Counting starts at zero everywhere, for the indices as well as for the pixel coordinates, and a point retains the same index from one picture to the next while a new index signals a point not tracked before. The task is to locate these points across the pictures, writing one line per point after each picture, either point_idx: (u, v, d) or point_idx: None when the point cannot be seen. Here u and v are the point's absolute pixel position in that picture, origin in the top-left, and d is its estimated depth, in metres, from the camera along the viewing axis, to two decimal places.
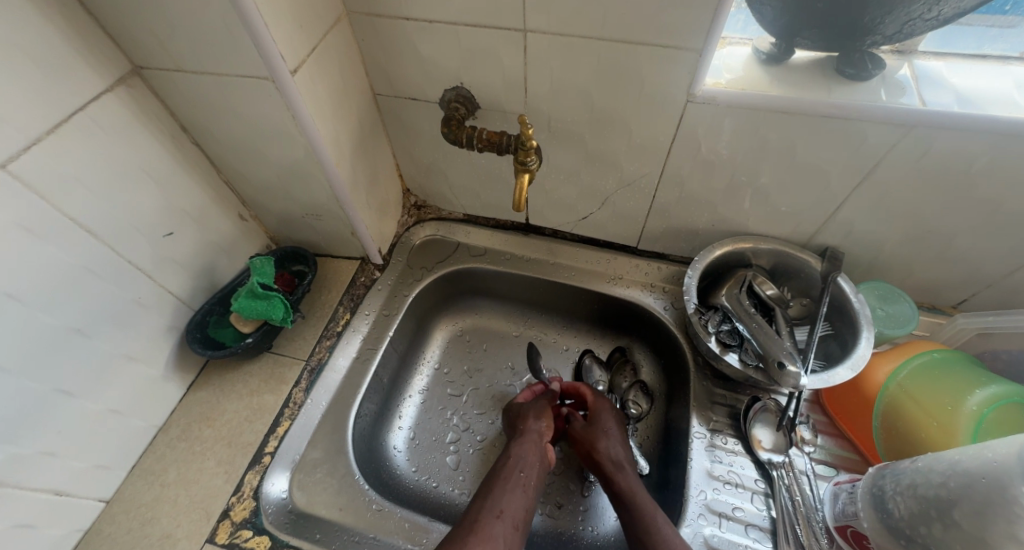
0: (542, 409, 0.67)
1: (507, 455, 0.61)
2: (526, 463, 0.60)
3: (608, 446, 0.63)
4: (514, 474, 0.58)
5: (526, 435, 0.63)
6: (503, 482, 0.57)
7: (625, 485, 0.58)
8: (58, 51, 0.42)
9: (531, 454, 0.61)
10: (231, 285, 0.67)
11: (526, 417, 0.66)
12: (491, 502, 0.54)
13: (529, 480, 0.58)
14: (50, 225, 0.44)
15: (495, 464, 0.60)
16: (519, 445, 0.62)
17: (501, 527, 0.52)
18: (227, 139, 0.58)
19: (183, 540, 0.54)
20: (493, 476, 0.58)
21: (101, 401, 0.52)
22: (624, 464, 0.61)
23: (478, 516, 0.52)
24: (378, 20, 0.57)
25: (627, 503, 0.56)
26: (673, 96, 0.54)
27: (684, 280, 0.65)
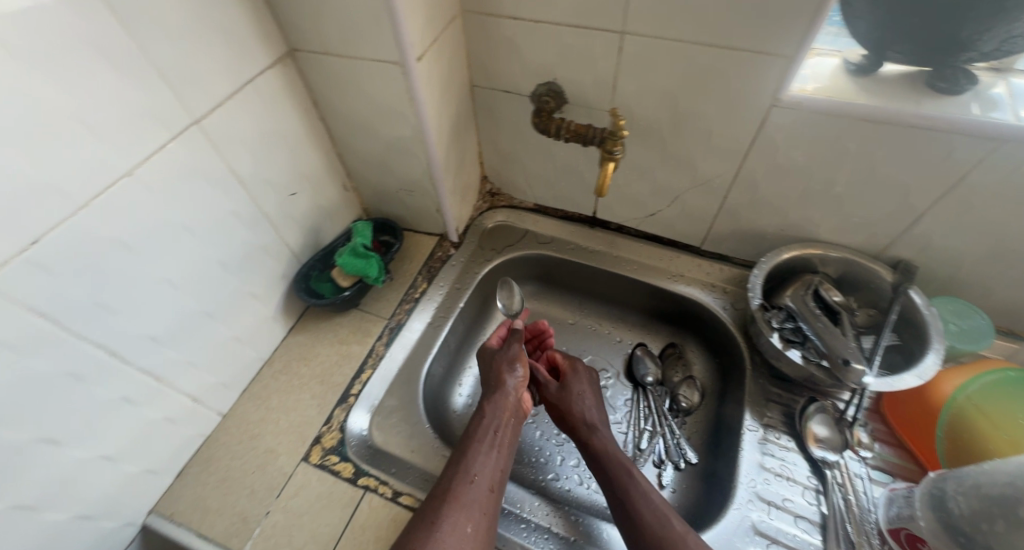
0: (516, 360, 0.67)
1: (480, 416, 0.61)
2: (498, 425, 0.60)
3: (583, 407, 0.67)
4: (486, 438, 0.59)
5: (497, 394, 0.63)
6: (478, 447, 0.57)
7: (602, 445, 0.62)
8: (242, 31, 0.51)
9: (504, 412, 0.62)
10: (330, 247, 0.76)
11: (498, 372, 0.66)
12: (467, 466, 0.55)
13: (502, 442, 0.59)
14: (219, 174, 0.53)
15: (469, 426, 0.61)
16: (493, 405, 0.62)
17: (477, 494, 0.53)
18: (349, 116, 0.66)
19: (283, 456, 0.62)
20: (466, 438, 0.59)
21: (231, 329, 0.62)
22: (600, 425, 0.65)
23: (452, 484, 0.53)
24: (487, 19, 0.64)
25: (605, 462, 0.60)
26: (759, 100, 0.58)
27: (750, 279, 0.67)
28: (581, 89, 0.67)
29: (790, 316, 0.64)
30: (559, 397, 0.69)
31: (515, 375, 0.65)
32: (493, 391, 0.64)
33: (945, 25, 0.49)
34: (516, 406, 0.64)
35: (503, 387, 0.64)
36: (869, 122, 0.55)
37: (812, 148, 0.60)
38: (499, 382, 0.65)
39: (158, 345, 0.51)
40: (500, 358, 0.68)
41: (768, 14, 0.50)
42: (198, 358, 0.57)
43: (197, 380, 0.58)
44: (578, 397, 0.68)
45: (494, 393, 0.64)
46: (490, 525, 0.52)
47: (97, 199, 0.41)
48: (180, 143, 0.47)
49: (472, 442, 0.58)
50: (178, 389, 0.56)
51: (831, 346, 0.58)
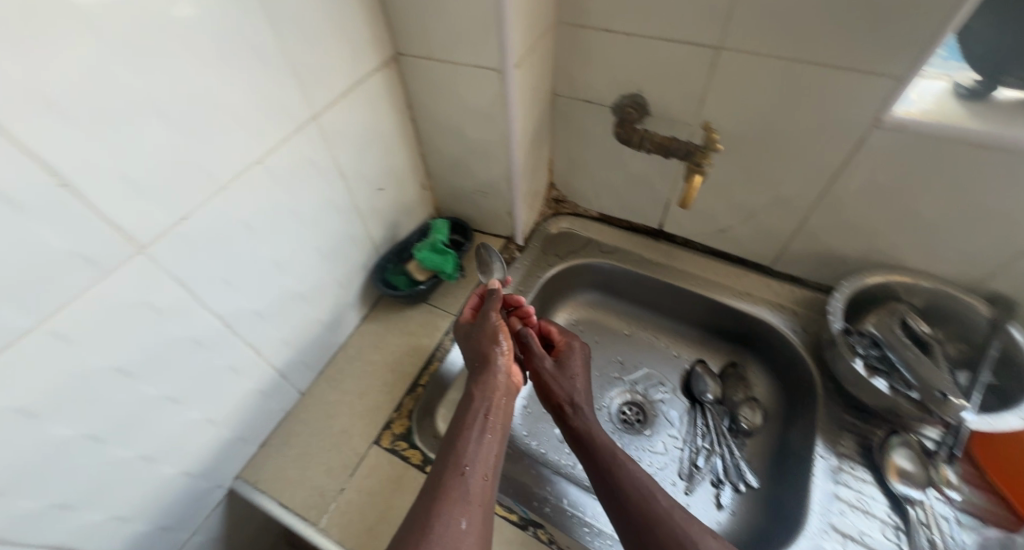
0: (500, 332, 0.63)
1: (468, 400, 0.57)
2: (489, 406, 0.56)
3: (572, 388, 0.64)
4: (474, 422, 0.55)
5: (485, 374, 0.59)
6: (470, 434, 0.53)
7: (588, 426, 0.60)
8: (361, 34, 0.55)
9: (494, 392, 0.58)
10: (406, 242, 0.79)
11: (484, 348, 0.62)
12: (460, 454, 0.51)
13: (494, 425, 0.55)
14: (325, 165, 0.57)
15: (457, 411, 0.57)
16: (481, 385, 0.58)
17: (469, 485, 0.49)
18: (439, 118, 0.69)
19: (356, 437, 0.65)
20: (455, 424, 0.55)
21: (317, 313, 0.65)
22: (585, 405, 0.62)
23: (443, 476, 0.49)
24: (581, 31, 0.66)
25: (593, 444, 0.58)
26: (859, 120, 0.57)
27: (830, 302, 0.66)
28: (666, 102, 0.68)
29: (875, 344, 0.64)
30: (543, 374, 0.66)
31: (502, 349, 0.61)
32: (480, 370, 0.60)
33: None
34: (508, 384, 0.60)
35: (491, 366, 0.60)
36: (980, 148, 0.53)
37: (912, 172, 0.58)
38: (487, 360, 0.61)
39: (261, 320, 0.55)
40: (482, 331, 0.64)
41: (882, 34, 0.49)
42: (290, 337, 0.61)
43: (286, 357, 0.62)
44: (563, 375, 0.65)
45: (482, 373, 0.60)
46: (487, 518, 0.48)
47: (233, 182, 0.44)
48: (300, 135, 0.51)
49: (462, 429, 0.54)
50: (271, 364, 0.60)
51: (925, 378, 0.58)
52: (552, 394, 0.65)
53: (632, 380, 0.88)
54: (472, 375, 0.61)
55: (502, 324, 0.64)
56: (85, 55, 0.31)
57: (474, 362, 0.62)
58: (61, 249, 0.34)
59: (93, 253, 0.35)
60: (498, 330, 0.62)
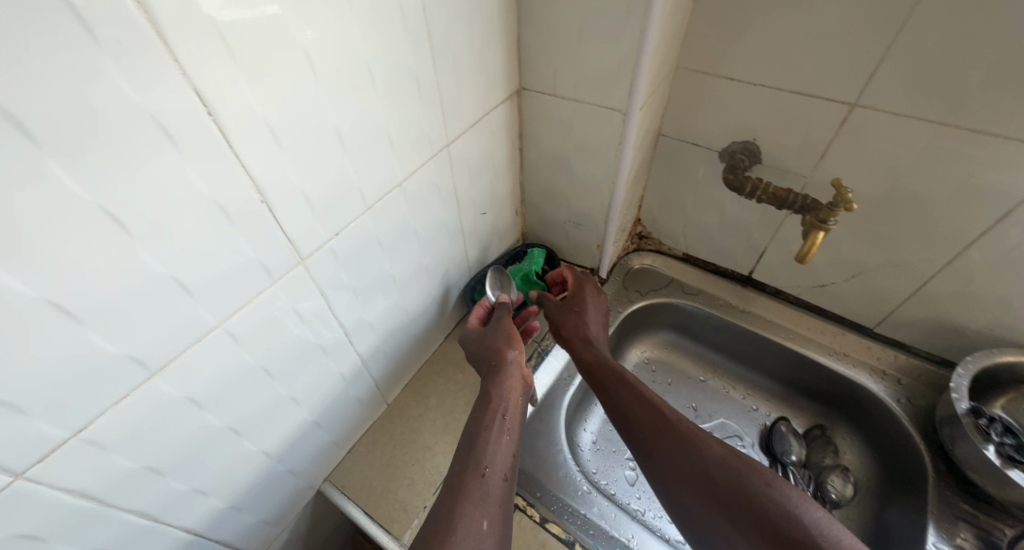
0: (511, 334, 0.62)
1: (483, 402, 0.55)
2: (506, 408, 0.54)
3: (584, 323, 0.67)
4: (490, 421, 0.52)
5: (500, 373, 0.58)
6: (488, 434, 0.50)
7: (594, 357, 0.63)
8: (498, 69, 0.58)
9: (511, 395, 0.55)
10: (495, 265, 0.82)
11: (496, 351, 0.61)
12: (480, 454, 0.48)
13: (512, 424, 0.53)
14: (447, 189, 0.59)
15: (472, 413, 0.54)
16: (496, 386, 0.56)
17: (489, 487, 0.46)
18: (548, 150, 0.71)
19: (439, 455, 0.65)
20: (472, 426, 0.52)
21: (413, 327, 0.67)
22: (593, 335, 0.66)
23: (462, 476, 0.46)
24: (702, 77, 0.66)
25: (601, 371, 0.61)
26: (1009, 189, 0.53)
27: (953, 378, 0.62)
28: (783, 151, 0.66)
29: (1009, 430, 0.58)
30: (555, 314, 0.70)
31: (512, 355, 0.59)
32: (495, 373, 0.58)
33: None
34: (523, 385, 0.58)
35: (506, 369, 0.58)
36: None
37: None
38: (500, 360, 0.59)
39: (371, 330, 0.57)
40: (489, 333, 0.64)
41: None
42: (389, 349, 0.63)
43: (383, 368, 0.64)
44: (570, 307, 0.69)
45: (499, 373, 0.58)
46: (507, 519, 0.45)
47: (378, 202, 0.47)
48: (434, 161, 0.54)
49: (480, 429, 0.51)
50: (371, 373, 0.62)
51: None
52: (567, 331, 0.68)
53: (708, 429, 0.85)
54: (488, 378, 0.59)
55: (514, 328, 0.63)
56: (304, 84, 0.34)
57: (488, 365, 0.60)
58: (248, 255, 0.36)
59: (267, 261, 0.38)
60: (513, 334, 0.61)
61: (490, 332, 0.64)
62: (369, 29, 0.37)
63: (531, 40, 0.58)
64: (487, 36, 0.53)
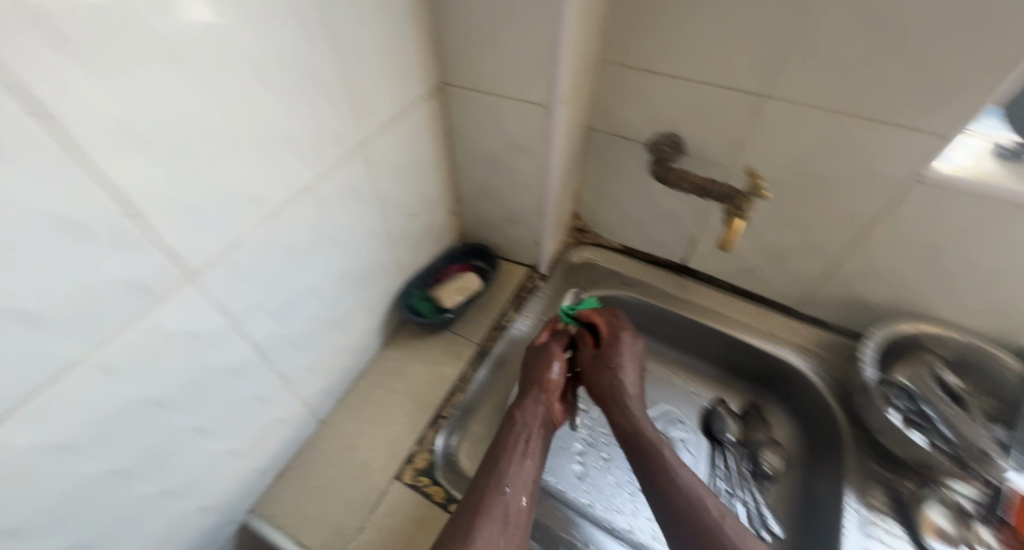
0: (554, 357, 0.65)
1: (510, 423, 0.57)
2: (531, 432, 0.57)
3: (617, 379, 0.62)
4: (517, 443, 0.55)
5: (535, 396, 0.61)
6: (510, 453, 0.53)
7: (631, 422, 0.59)
8: (413, 62, 0.55)
9: (535, 419, 0.58)
10: (431, 267, 0.79)
11: (534, 376, 0.64)
12: (499, 475, 0.51)
13: (534, 450, 0.55)
14: (367, 191, 0.56)
15: (502, 428, 0.57)
16: (529, 408, 0.59)
17: (509, 504, 0.48)
18: (477, 146, 0.69)
19: (377, 471, 0.62)
20: (497, 445, 0.55)
21: (343, 339, 0.63)
22: (632, 399, 0.60)
23: (485, 491, 0.49)
24: (623, 70, 0.67)
25: (636, 440, 0.57)
26: (901, 172, 0.57)
27: (863, 350, 0.66)
28: (704, 142, 0.68)
29: (909, 396, 0.65)
30: (591, 366, 0.65)
31: (551, 374, 0.62)
32: (525, 397, 0.61)
33: None
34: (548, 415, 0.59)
35: (535, 394, 0.61)
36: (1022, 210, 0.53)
37: (944, 225, 0.59)
38: (539, 381, 0.62)
39: (291, 347, 0.53)
40: (538, 354, 0.67)
41: (928, 91, 0.50)
42: (315, 365, 0.59)
43: (310, 385, 0.60)
44: (608, 362, 0.64)
45: (529, 398, 0.60)
46: (521, 537, 0.47)
47: (283, 208, 0.44)
48: (348, 162, 0.50)
49: (504, 450, 0.54)
50: (295, 392, 0.57)
51: (968, 437, 0.59)
52: (599, 386, 0.63)
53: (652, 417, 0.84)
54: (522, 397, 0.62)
55: (556, 352, 0.66)
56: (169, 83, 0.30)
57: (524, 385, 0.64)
58: (114, 276, 0.32)
59: (143, 279, 0.34)
60: (551, 359, 0.64)
61: (540, 353, 0.67)
62: (244, 16, 0.33)
63: (447, 31, 0.55)
64: (397, 28, 0.50)
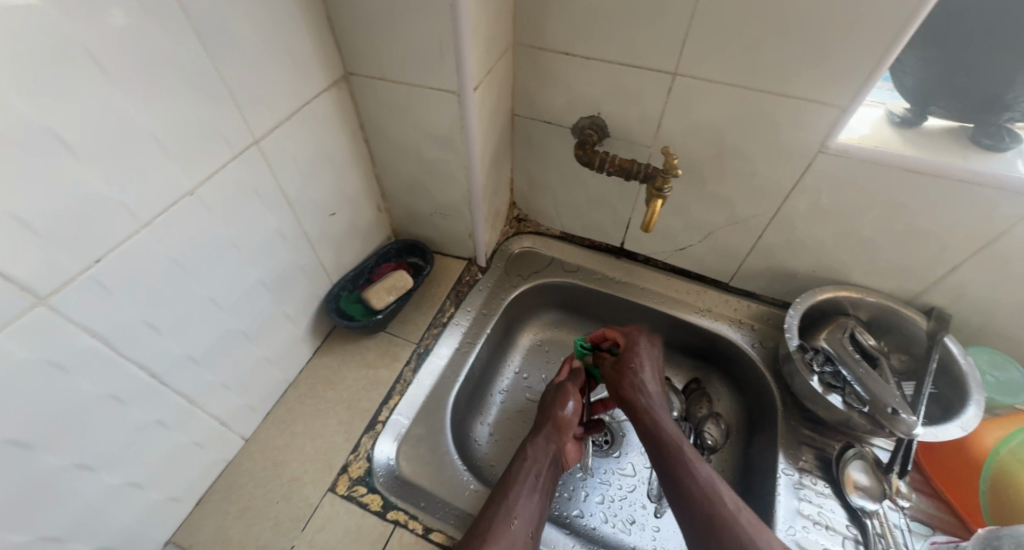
0: (569, 395, 0.66)
1: (521, 458, 0.60)
2: (540, 468, 0.59)
3: (636, 381, 0.62)
4: (526, 477, 0.57)
5: (548, 431, 0.63)
6: (517, 488, 0.56)
7: (654, 422, 0.58)
8: (308, 52, 0.51)
9: (545, 455, 0.61)
10: (361, 266, 0.75)
11: (550, 410, 0.66)
12: (504, 510, 0.54)
13: (541, 485, 0.58)
14: (270, 192, 0.52)
15: (513, 461, 0.60)
16: (537, 443, 0.61)
17: (515, 536, 0.52)
18: (395, 139, 0.66)
19: (309, 485, 0.59)
20: (507, 477, 0.58)
21: (262, 351, 0.59)
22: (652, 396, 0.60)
23: (494, 522, 0.52)
24: (539, 53, 0.65)
25: (658, 439, 0.57)
26: (807, 144, 0.59)
27: (786, 318, 0.69)
28: (626, 124, 0.68)
29: (828, 359, 0.66)
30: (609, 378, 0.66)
31: (566, 412, 0.65)
32: (538, 431, 0.63)
33: (994, 85, 0.52)
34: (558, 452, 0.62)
35: (548, 431, 0.63)
36: (916, 175, 0.56)
37: (851, 194, 0.61)
38: (552, 417, 0.65)
39: (195, 366, 0.49)
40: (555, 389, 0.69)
41: (822, 64, 0.52)
42: (231, 381, 0.55)
43: (227, 403, 0.56)
44: (620, 366, 0.64)
45: (541, 433, 0.63)
46: None
47: (159, 217, 0.40)
48: (239, 163, 0.47)
49: (513, 482, 0.57)
50: (208, 412, 0.53)
51: (875, 393, 0.60)
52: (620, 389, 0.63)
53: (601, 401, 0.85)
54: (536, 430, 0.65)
55: (569, 386, 0.68)
56: None
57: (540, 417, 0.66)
58: None
59: None
60: (565, 396, 0.66)
61: (557, 388, 0.69)
62: (65, 4, 0.30)
63: (344, 17, 0.52)
64: (282, 14, 0.46)
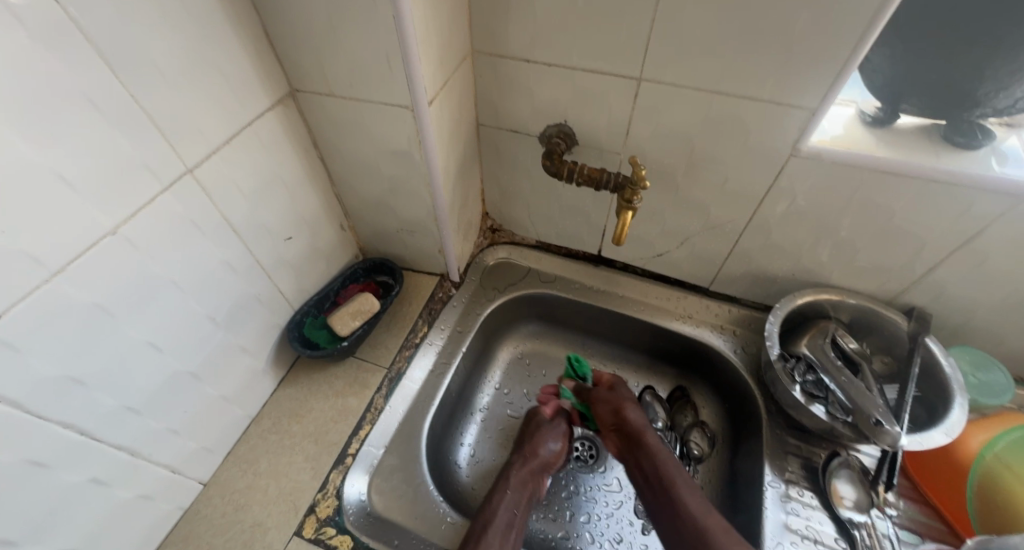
0: (556, 437, 0.69)
1: (500, 491, 0.61)
2: (518, 498, 0.61)
3: (634, 413, 0.66)
4: (508, 508, 0.58)
5: (533, 465, 0.65)
6: (498, 519, 0.57)
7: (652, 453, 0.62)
8: (245, 70, 0.48)
9: (524, 489, 0.62)
10: (326, 290, 0.71)
11: (533, 444, 0.67)
12: (487, 542, 0.53)
13: (519, 519, 0.58)
14: (210, 223, 0.48)
15: (494, 491, 0.61)
16: (522, 476, 0.63)
17: None
18: (351, 156, 0.62)
19: (273, 530, 0.56)
20: (485, 512, 0.57)
21: (217, 389, 0.56)
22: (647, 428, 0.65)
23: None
24: (499, 60, 0.62)
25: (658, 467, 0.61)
26: (779, 147, 0.57)
27: (766, 326, 0.67)
28: (594, 131, 0.65)
29: (810, 367, 0.65)
30: (604, 423, 0.67)
31: (552, 448, 0.67)
32: (521, 465, 0.64)
33: (964, 82, 0.50)
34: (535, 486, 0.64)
35: (530, 465, 0.65)
36: (890, 175, 0.54)
37: (827, 195, 0.60)
38: (540, 450, 0.66)
39: (134, 415, 0.45)
40: (543, 422, 0.70)
41: (788, 65, 0.50)
42: (181, 425, 0.52)
43: (179, 449, 0.52)
44: (623, 407, 0.67)
45: (525, 466, 0.64)
46: None
47: (74, 262, 0.37)
48: (170, 195, 0.43)
49: (491, 518, 0.57)
50: (156, 461, 0.50)
51: (859, 403, 0.59)
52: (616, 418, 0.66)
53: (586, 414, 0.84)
54: (518, 463, 0.65)
55: (555, 424, 0.70)
56: None
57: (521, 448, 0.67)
58: None
59: None
60: (552, 434, 0.68)
61: (545, 421, 0.70)
62: None
63: (282, 31, 0.49)
64: (209, 31, 0.43)
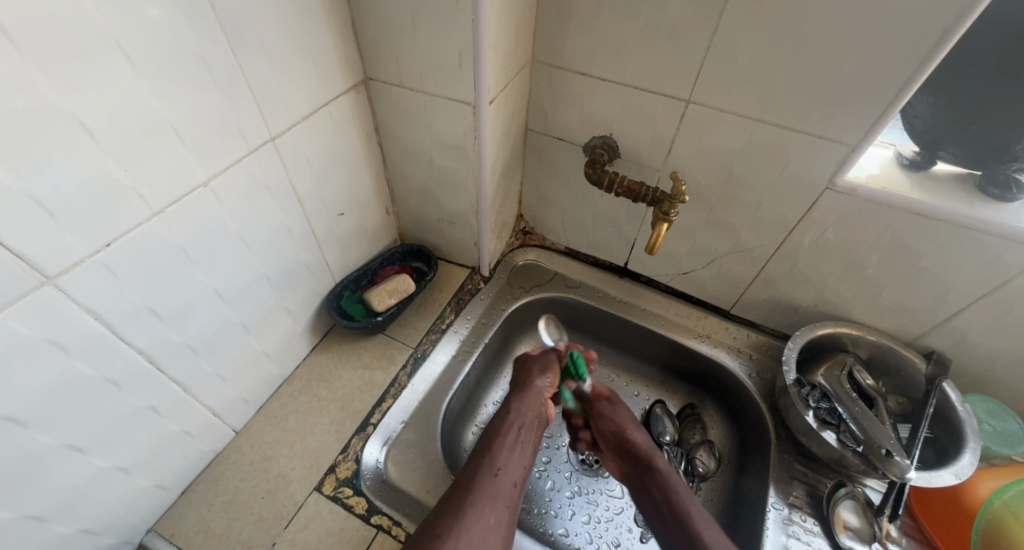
0: (551, 368, 0.69)
1: (505, 413, 0.63)
2: (521, 424, 0.62)
3: (640, 437, 0.67)
4: (512, 432, 0.60)
5: (531, 392, 0.65)
6: (502, 441, 0.59)
7: (665, 488, 0.61)
8: (329, 54, 0.52)
9: (530, 411, 0.63)
10: (365, 267, 0.75)
11: (525, 378, 0.68)
12: (490, 463, 0.55)
13: (524, 437, 0.61)
14: (281, 189, 0.53)
15: (497, 417, 0.62)
16: (522, 401, 0.64)
17: (501, 485, 0.53)
18: (406, 144, 0.67)
19: (296, 482, 0.59)
20: (487, 437, 0.60)
21: (261, 344, 0.60)
22: (655, 456, 0.65)
23: (475, 478, 0.53)
24: (557, 71, 0.66)
25: (675, 505, 0.58)
26: (814, 181, 0.60)
27: (785, 351, 0.68)
28: (637, 146, 0.68)
29: (825, 396, 0.66)
30: (606, 441, 0.68)
31: (546, 379, 0.67)
32: (518, 392, 0.66)
33: (1001, 135, 0.52)
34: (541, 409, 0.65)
35: (527, 393, 0.65)
36: (922, 217, 0.56)
37: (858, 231, 0.61)
38: (531, 381, 0.67)
39: (192, 354, 0.49)
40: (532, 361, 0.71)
41: (832, 103, 0.53)
42: (226, 372, 0.56)
43: (220, 394, 0.56)
44: (628, 428, 0.68)
45: (522, 394, 0.65)
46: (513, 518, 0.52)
47: (171, 206, 0.41)
48: (253, 159, 0.48)
49: (490, 444, 0.58)
50: (202, 401, 0.54)
51: (870, 433, 0.60)
52: (624, 444, 0.66)
53: None
54: (511, 394, 0.66)
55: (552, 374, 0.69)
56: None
57: (517, 382, 0.68)
58: None
59: None
60: (546, 368, 0.69)
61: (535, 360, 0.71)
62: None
63: (367, 24, 0.54)
64: (306, 15, 0.47)
